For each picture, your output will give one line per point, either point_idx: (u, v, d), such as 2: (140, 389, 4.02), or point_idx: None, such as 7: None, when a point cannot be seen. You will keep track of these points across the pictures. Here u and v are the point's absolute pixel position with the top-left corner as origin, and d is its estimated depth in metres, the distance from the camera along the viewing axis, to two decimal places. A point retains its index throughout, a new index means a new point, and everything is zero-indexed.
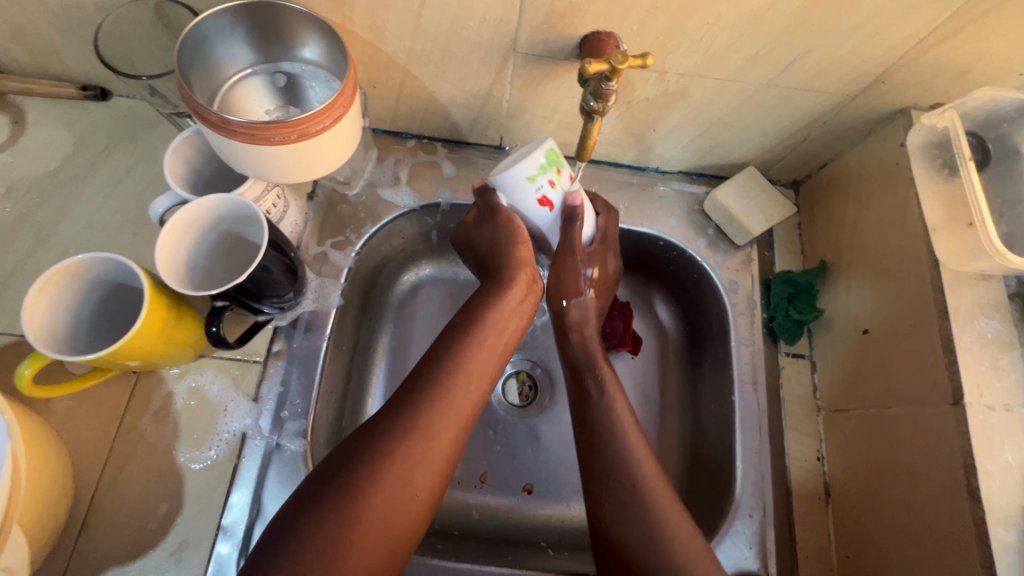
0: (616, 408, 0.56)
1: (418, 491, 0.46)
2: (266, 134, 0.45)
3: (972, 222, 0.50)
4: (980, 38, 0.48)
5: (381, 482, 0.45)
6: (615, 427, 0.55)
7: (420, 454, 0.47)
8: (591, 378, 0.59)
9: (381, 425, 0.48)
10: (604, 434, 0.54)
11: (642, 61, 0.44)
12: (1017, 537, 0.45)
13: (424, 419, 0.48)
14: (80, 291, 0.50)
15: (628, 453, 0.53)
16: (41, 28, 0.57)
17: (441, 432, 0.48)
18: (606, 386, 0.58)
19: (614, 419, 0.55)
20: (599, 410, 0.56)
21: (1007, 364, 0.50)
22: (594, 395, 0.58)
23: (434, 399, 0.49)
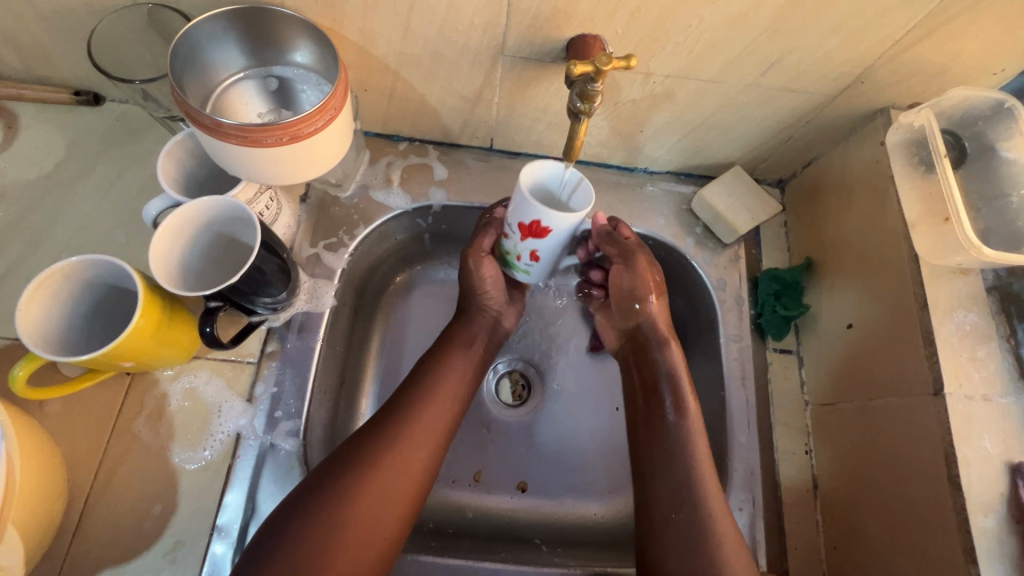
0: (694, 433, 0.56)
1: (399, 498, 0.52)
2: (258, 136, 0.46)
3: (948, 217, 0.51)
4: (954, 38, 0.50)
5: (370, 486, 0.51)
6: (688, 446, 0.55)
7: (401, 461, 0.53)
8: (667, 388, 0.59)
9: (364, 437, 0.54)
10: (672, 451, 0.56)
11: (626, 62, 0.45)
12: (996, 523, 0.46)
13: (401, 436, 0.54)
14: (74, 293, 0.50)
15: (695, 472, 0.54)
16: (34, 33, 0.57)
17: (414, 444, 0.54)
18: (680, 394, 0.58)
19: (690, 444, 0.56)
20: (674, 432, 0.56)
21: (985, 356, 0.51)
22: (671, 417, 0.57)
23: (413, 415, 0.55)
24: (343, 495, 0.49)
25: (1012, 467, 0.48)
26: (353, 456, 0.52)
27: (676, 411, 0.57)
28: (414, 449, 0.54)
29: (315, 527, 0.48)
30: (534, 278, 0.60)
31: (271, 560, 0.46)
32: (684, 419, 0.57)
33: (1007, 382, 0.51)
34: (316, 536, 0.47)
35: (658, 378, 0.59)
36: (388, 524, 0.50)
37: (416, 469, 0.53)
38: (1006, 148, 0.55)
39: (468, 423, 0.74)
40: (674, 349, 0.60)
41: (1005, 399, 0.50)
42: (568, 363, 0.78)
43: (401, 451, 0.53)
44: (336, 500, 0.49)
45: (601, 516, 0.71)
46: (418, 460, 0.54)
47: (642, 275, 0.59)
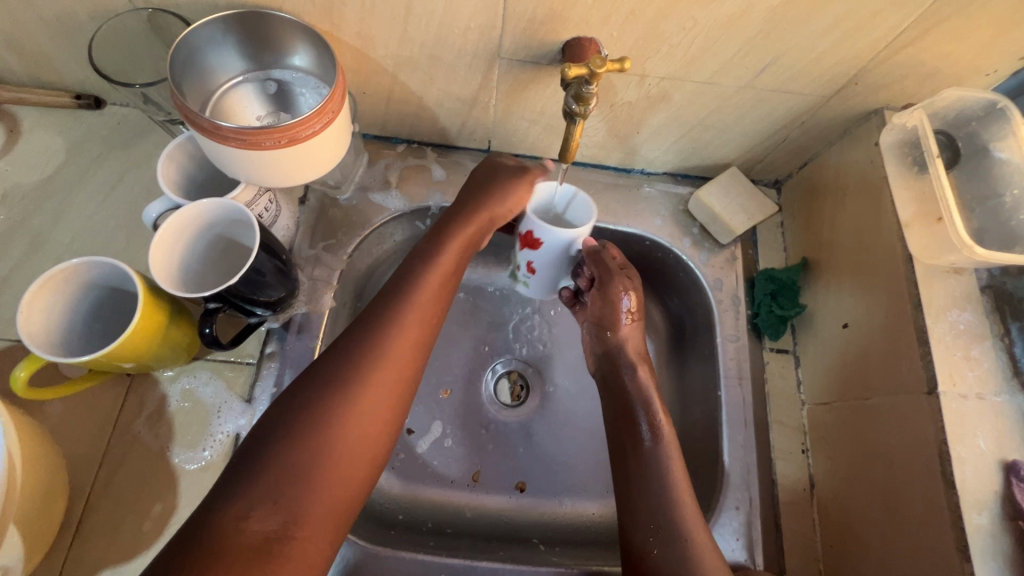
0: (671, 458, 0.57)
1: (374, 427, 0.48)
2: (256, 139, 0.47)
3: (941, 216, 0.52)
4: (946, 40, 0.50)
5: (341, 412, 0.47)
6: (664, 469, 0.56)
7: (375, 384, 0.49)
8: (641, 411, 0.60)
9: (339, 349, 0.50)
10: (647, 475, 0.56)
11: (620, 65, 0.46)
12: (989, 521, 0.47)
13: (378, 350, 0.50)
14: (75, 295, 0.51)
15: (674, 497, 0.54)
16: (36, 38, 0.58)
17: (388, 358, 0.50)
18: (653, 414, 0.60)
19: (664, 463, 0.56)
20: (651, 457, 0.57)
21: (979, 354, 0.52)
22: (648, 442, 0.58)
23: (383, 335, 0.51)
24: (312, 425, 0.45)
25: (1006, 464, 0.48)
26: (315, 379, 0.48)
27: (653, 436, 0.58)
28: (385, 369, 0.50)
29: (283, 457, 0.44)
30: (534, 291, 0.70)
31: (240, 495, 0.42)
32: (660, 443, 0.57)
33: (1001, 380, 0.51)
34: (284, 470, 0.43)
35: (632, 403, 0.61)
36: (363, 456, 0.47)
37: (387, 389, 0.49)
38: (999, 148, 0.55)
39: (467, 423, 0.74)
40: (646, 373, 0.63)
41: (999, 398, 0.50)
42: (566, 363, 0.78)
43: (374, 376, 0.49)
44: (304, 432, 0.45)
45: (598, 515, 0.71)
46: (389, 382, 0.50)
47: (615, 306, 0.64)
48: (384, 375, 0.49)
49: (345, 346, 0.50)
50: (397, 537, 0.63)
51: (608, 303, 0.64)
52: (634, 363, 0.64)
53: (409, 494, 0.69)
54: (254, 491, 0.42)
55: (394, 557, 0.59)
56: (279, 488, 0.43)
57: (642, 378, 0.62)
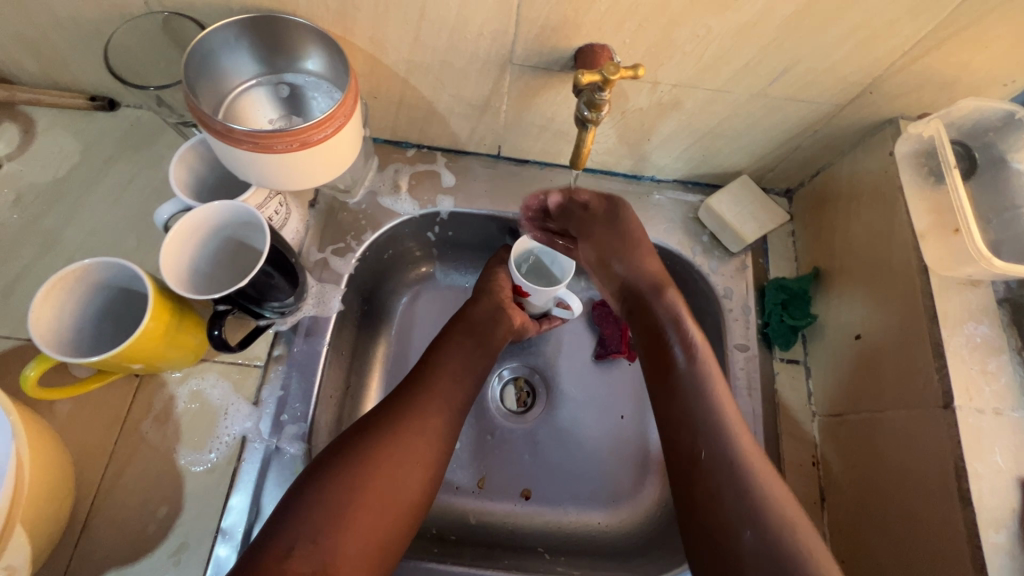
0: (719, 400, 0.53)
1: (413, 489, 0.52)
2: (268, 142, 0.47)
3: (958, 228, 0.51)
4: (963, 50, 0.50)
5: (388, 466, 0.51)
6: (721, 424, 0.52)
7: (417, 438, 0.54)
8: (673, 331, 0.58)
9: (384, 412, 0.55)
10: (705, 440, 0.51)
11: (633, 71, 0.46)
12: (1008, 540, 0.45)
13: (417, 403, 0.56)
14: (87, 294, 0.51)
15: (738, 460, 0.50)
16: (53, 41, 0.59)
17: (422, 433, 0.54)
18: (694, 343, 0.57)
19: (725, 428, 0.52)
20: (687, 380, 0.55)
21: (996, 369, 0.50)
22: (682, 360, 0.56)
23: (428, 402, 0.56)
24: (362, 474, 0.50)
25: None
26: (361, 424, 0.54)
27: (687, 355, 0.56)
28: (429, 432, 0.55)
29: (335, 497, 0.49)
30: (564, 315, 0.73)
31: (290, 525, 0.48)
32: (693, 357, 0.56)
33: (1019, 396, 0.50)
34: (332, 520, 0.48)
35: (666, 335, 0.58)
36: (399, 512, 0.51)
37: (428, 449, 0.54)
38: (1017, 159, 0.55)
39: (473, 428, 0.74)
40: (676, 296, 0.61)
41: (1017, 414, 0.49)
42: (573, 371, 0.78)
43: (418, 437, 0.54)
44: (354, 485, 0.50)
45: (604, 525, 0.70)
46: (428, 436, 0.55)
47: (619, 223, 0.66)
48: (421, 434, 0.54)
49: (397, 409, 0.56)
50: None
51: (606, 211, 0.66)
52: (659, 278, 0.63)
53: None
54: (302, 525, 0.47)
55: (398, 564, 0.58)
56: (324, 526, 0.48)
57: (671, 300, 0.61)
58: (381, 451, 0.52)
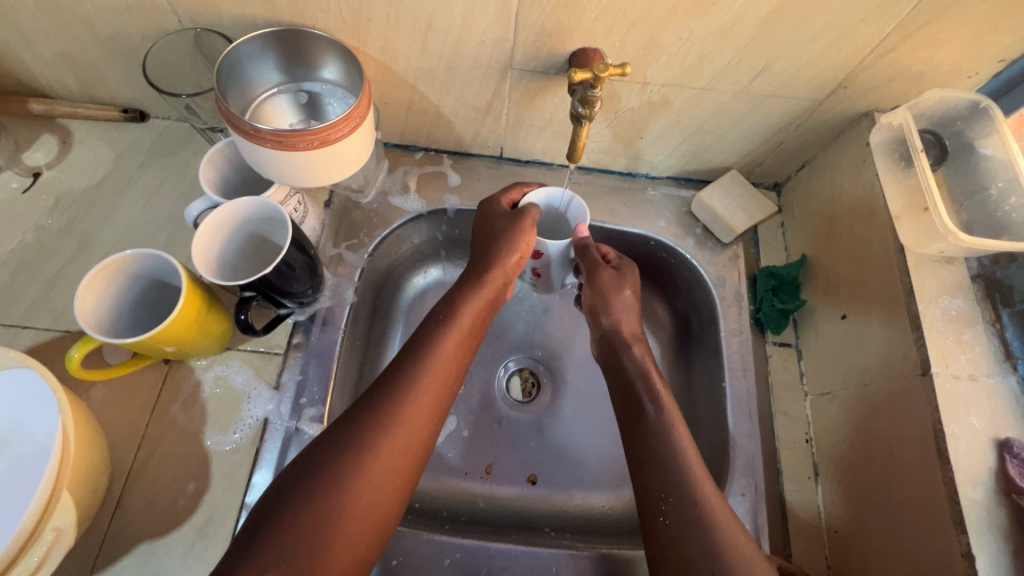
0: (676, 428, 0.57)
1: (415, 442, 0.53)
2: (292, 141, 0.51)
3: (927, 207, 0.55)
4: (926, 45, 0.54)
5: (386, 430, 0.51)
6: (681, 467, 0.54)
7: (428, 385, 0.55)
8: (643, 388, 0.61)
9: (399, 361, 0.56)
10: (672, 484, 0.53)
11: (621, 69, 0.50)
12: (985, 495, 0.48)
13: (428, 351, 0.57)
14: (125, 283, 0.55)
15: (685, 474, 0.53)
16: (93, 57, 0.64)
17: (432, 381, 0.55)
18: (661, 403, 0.59)
19: (682, 462, 0.54)
20: (656, 427, 0.57)
21: (971, 339, 0.54)
22: (650, 411, 0.59)
23: (426, 366, 0.55)
24: (376, 416, 0.52)
25: (999, 442, 0.50)
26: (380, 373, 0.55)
27: (654, 405, 0.59)
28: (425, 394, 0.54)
29: (351, 438, 0.50)
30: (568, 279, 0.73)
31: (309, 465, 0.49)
32: (662, 414, 0.58)
33: (993, 364, 0.53)
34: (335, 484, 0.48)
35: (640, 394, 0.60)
36: (400, 475, 0.51)
37: (428, 411, 0.54)
38: (984, 145, 0.59)
39: (481, 416, 0.77)
40: (642, 350, 0.64)
41: (992, 380, 0.52)
42: (576, 361, 0.82)
43: (417, 400, 0.54)
44: (362, 440, 0.50)
45: (609, 507, 0.73)
46: (437, 385, 0.55)
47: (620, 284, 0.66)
48: (431, 381, 0.55)
49: (394, 373, 0.55)
50: (414, 520, 0.66)
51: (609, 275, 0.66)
52: (637, 336, 0.66)
53: (426, 485, 0.72)
54: (319, 463, 0.49)
55: (412, 538, 0.61)
56: (337, 466, 0.49)
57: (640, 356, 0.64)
58: (383, 412, 0.52)
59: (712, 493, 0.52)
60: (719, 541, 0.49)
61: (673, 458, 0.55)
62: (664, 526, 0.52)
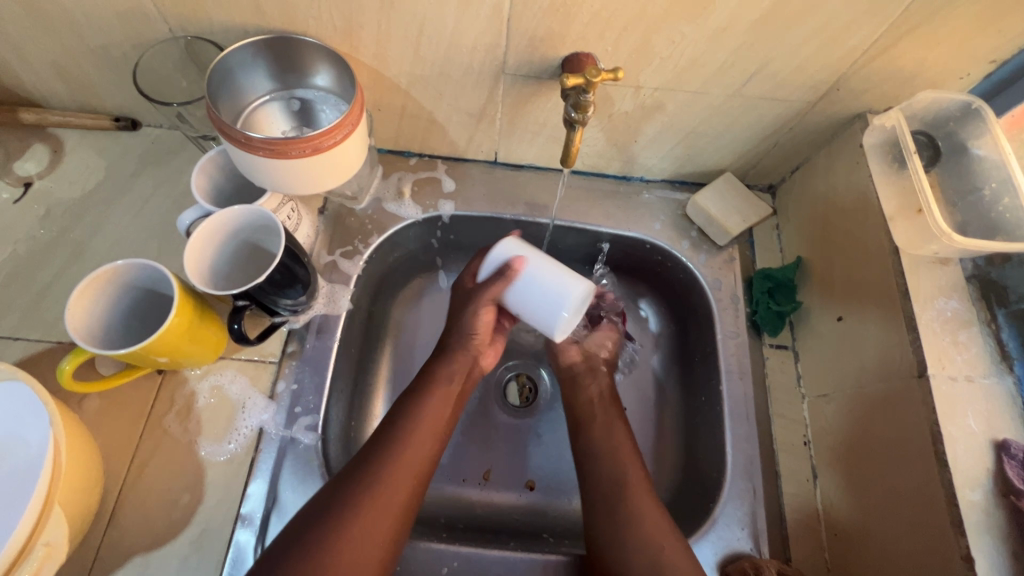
0: (613, 430, 0.64)
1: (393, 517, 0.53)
2: (283, 149, 0.51)
3: (921, 208, 0.55)
4: (918, 47, 0.54)
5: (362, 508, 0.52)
6: (634, 518, 0.57)
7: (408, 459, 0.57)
8: (602, 412, 0.67)
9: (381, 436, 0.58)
10: (621, 541, 0.56)
11: (614, 74, 0.50)
12: (983, 498, 0.48)
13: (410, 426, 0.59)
14: (117, 294, 0.55)
15: (618, 467, 0.61)
16: (84, 67, 0.64)
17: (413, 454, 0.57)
18: (605, 420, 0.66)
19: (617, 458, 0.62)
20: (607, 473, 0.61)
21: (967, 340, 0.54)
22: (598, 431, 0.65)
23: (406, 436, 0.58)
24: (355, 492, 0.53)
25: (996, 443, 0.50)
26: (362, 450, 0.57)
27: (602, 425, 0.65)
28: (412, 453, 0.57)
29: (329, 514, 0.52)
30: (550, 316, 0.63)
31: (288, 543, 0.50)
32: (600, 427, 0.65)
33: (989, 364, 0.53)
34: (323, 544, 0.50)
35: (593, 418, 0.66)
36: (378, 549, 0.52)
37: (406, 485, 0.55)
38: (977, 146, 0.59)
39: (478, 422, 0.77)
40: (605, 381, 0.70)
41: (988, 380, 0.52)
42: None
43: (397, 470, 0.55)
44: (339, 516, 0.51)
45: None
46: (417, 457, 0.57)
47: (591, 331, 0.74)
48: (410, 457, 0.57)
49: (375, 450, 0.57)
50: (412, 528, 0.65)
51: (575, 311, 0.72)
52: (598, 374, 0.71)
53: None
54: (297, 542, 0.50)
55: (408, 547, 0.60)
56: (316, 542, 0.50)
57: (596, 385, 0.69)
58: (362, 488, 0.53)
59: (638, 483, 0.60)
60: (639, 523, 0.56)
61: (613, 459, 0.62)
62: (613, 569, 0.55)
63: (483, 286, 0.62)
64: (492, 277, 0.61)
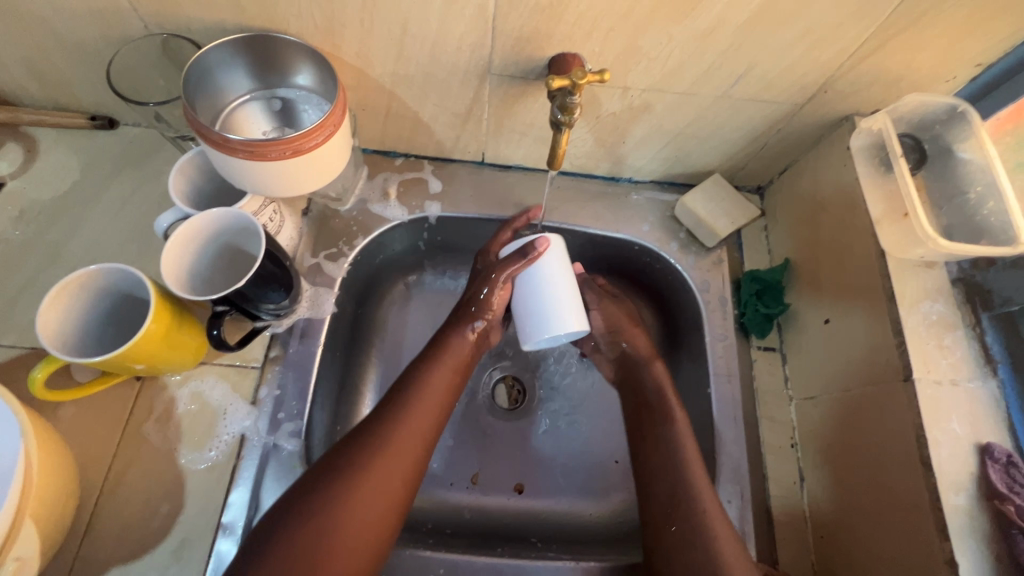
0: (682, 434, 0.60)
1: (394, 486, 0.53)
2: (263, 150, 0.50)
3: (907, 212, 0.55)
4: (904, 50, 0.54)
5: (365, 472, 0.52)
6: (688, 479, 0.57)
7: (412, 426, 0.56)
8: (657, 401, 0.63)
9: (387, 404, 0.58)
10: (677, 501, 0.56)
11: (600, 76, 0.50)
12: (967, 501, 0.48)
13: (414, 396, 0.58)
14: (91, 299, 0.53)
15: (683, 466, 0.58)
16: (57, 64, 0.62)
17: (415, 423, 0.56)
18: (671, 415, 0.62)
19: (682, 454, 0.59)
20: (664, 437, 0.60)
21: (952, 343, 0.54)
22: (665, 424, 0.61)
23: (409, 405, 0.57)
24: (360, 458, 0.53)
25: (981, 447, 0.50)
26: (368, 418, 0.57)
27: (666, 419, 0.61)
28: (385, 485, 0.52)
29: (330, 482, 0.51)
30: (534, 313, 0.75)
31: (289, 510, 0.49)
32: (674, 423, 0.61)
33: (974, 368, 0.53)
34: (325, 509, 0.49)
35: (654, 408, 0.63)
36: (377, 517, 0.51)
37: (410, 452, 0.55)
38: (963, 150, 0.59)
39: (467, 425, 0.76)
40: (661, 367, 0.66)
41: (973, 384, 0.53)
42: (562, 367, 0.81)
43: (399, 437, 0.55)
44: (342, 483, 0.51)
45: (596, 515, 0.72)
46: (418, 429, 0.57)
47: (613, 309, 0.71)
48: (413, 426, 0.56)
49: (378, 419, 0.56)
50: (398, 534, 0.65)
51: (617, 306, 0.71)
52: (650, 357, 0.67)
53: None
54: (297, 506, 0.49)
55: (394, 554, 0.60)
56: (318, 505, 0.49)
57: (657, 372, 0.66)
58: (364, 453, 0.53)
59: (701, 481, 0.57)
60: (706, 523, 0.54)
61: (677, 456, 0.58)
62: (672, 533, 0.55)
63: (500, 263, 0.63)
64: (511, 256, 0.63)
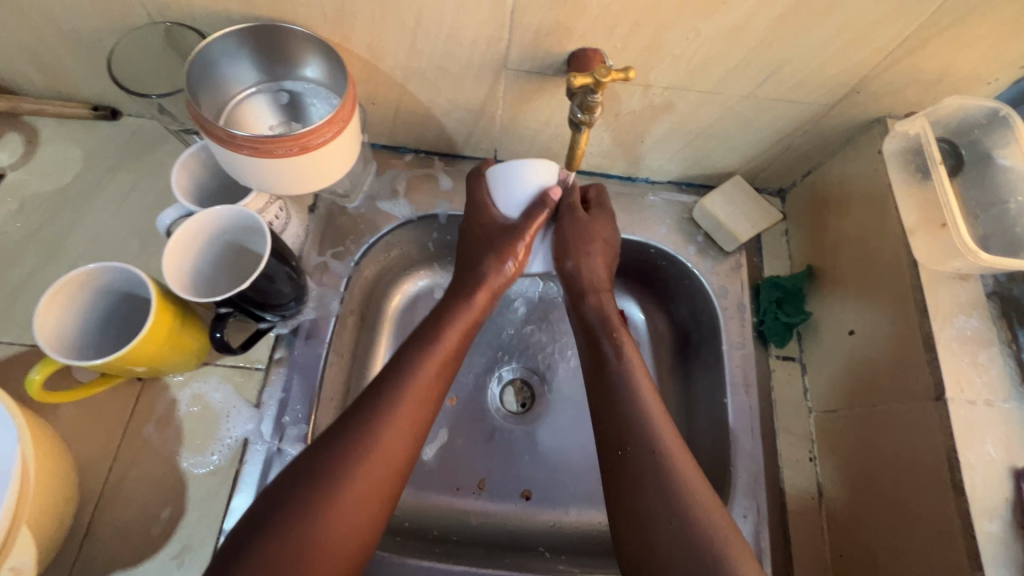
0: (638, 380, 0.56)
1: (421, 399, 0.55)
2: (270, 148, 0.48)
3: (945, 223, 0.52)
4: (945, 50, 0.51)
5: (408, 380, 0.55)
6: (647, 424, 0.53)
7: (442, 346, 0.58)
8: (605, 338, 0.60)
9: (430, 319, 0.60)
10: (634, 436, 0.53)
11: (624, 74, 0.47)
12: (1001, 529, 0.46)
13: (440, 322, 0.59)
14: (91, 299, 0.52)
15: (640, 407, 0.54)
16: (57, 52, 0.60)
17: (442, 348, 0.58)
18: (624, 351, 0.58)
19: (640, 400, 0.55)
20: (617, 376, 0.57)
21: (986, 360, 0.52)
22: (613, 362, 0.58)
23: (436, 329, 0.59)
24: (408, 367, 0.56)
25: (1015, 472, 0.48)
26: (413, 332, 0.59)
27: (617, 356, 0.58)
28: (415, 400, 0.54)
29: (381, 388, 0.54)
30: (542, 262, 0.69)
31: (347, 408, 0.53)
32: (623, 360, 0.57)
33: (1009, 387, 0.51)
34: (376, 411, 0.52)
35: (602, 339, 0.60)
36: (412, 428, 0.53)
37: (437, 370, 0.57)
38: (1003, 155, 0.56)
39: (473, 429, 0.74)
40: (603, 298, 0.63)
41: (1008, 404, 0.50)
42: (571, 371, 0.79)
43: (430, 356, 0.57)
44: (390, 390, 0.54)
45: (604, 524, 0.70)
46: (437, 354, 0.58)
47: (593, 232, 0.63)
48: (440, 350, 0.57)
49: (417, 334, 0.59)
50: (403, 543, 0.63)
51: (576, 224, 0.62)
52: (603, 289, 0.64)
53: (417, 502, 0.70)
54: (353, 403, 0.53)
55: (399, 563, 0.59)
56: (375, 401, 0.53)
57: (606, 302, 0.63)
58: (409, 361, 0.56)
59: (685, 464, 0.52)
60: (670, 472, 0.51)
61: (627, 389, 0.56)
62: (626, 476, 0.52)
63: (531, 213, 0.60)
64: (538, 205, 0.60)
